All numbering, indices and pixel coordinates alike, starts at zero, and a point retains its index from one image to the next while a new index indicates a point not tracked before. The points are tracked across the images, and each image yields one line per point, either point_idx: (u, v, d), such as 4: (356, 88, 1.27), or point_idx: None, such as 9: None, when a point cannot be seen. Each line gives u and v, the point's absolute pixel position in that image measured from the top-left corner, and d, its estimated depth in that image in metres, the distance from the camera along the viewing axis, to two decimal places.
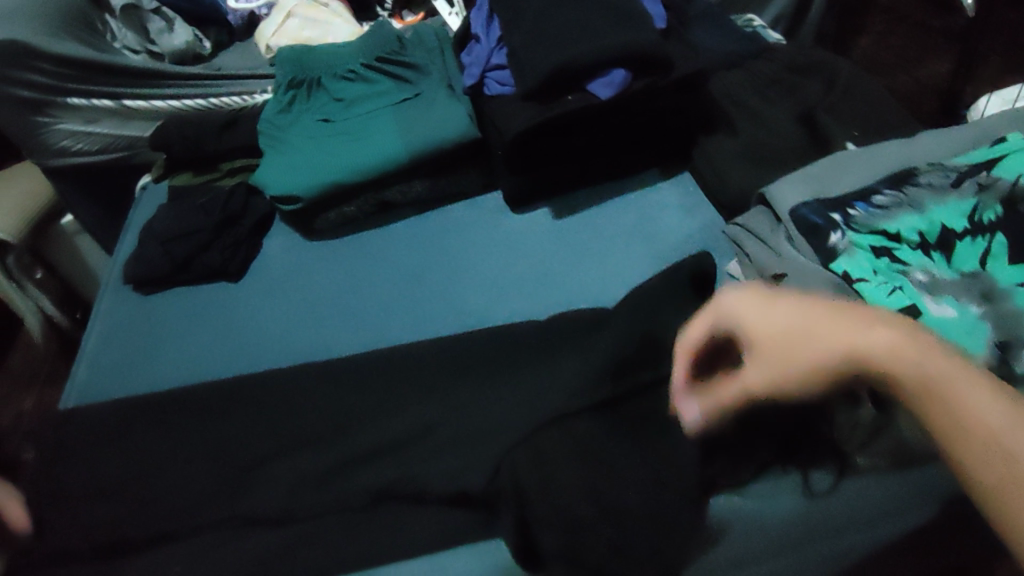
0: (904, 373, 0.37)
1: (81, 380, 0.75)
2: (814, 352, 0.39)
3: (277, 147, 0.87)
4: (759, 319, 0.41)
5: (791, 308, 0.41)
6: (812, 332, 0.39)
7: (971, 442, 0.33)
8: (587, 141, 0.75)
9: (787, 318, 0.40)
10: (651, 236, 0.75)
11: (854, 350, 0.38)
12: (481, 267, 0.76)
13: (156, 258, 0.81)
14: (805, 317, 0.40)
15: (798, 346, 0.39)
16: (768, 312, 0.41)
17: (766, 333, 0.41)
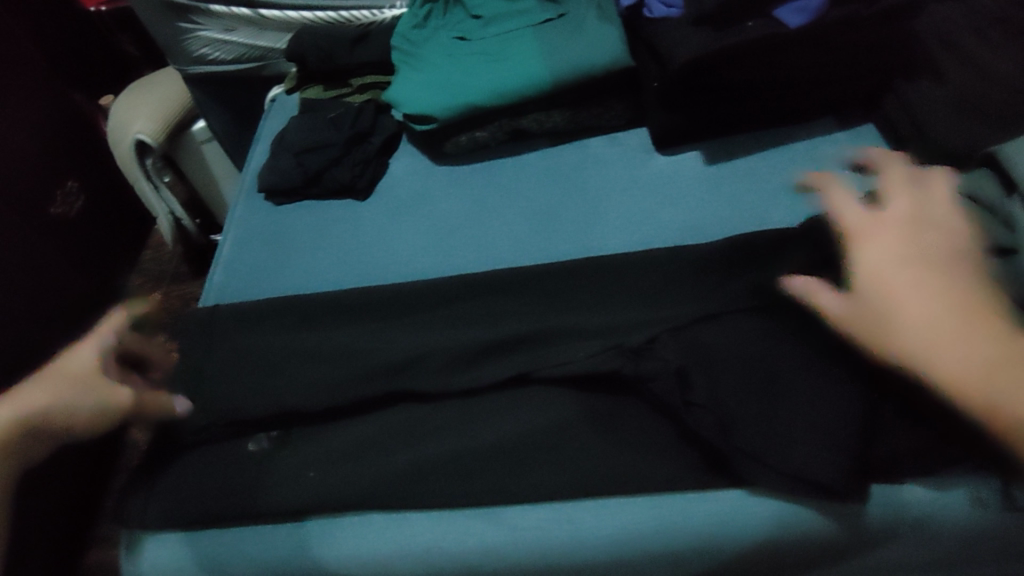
0: (983, 369, 0.42)
1: (219, 281, 0.77)
2: (965, 358, 0.43)
3: (411, 64, 0.82)
4: (896, 295, 0.46)
5: (918, 284, 0.46)
6: (920, 326, 0.44)
7: None
8: (759, 77, 0.66)
9: (920, 303, 0.45)
10: (819, 191, 0.66)
11: (954, 340, 0.43)
12: (621, 209, 0.70)
13: (288, 168, 0.81)
14: (975, 345, 0.43)
15: (955, 344, 0.43)
16: (941, 335, 0.44)
17: (904, 292, 0.46)
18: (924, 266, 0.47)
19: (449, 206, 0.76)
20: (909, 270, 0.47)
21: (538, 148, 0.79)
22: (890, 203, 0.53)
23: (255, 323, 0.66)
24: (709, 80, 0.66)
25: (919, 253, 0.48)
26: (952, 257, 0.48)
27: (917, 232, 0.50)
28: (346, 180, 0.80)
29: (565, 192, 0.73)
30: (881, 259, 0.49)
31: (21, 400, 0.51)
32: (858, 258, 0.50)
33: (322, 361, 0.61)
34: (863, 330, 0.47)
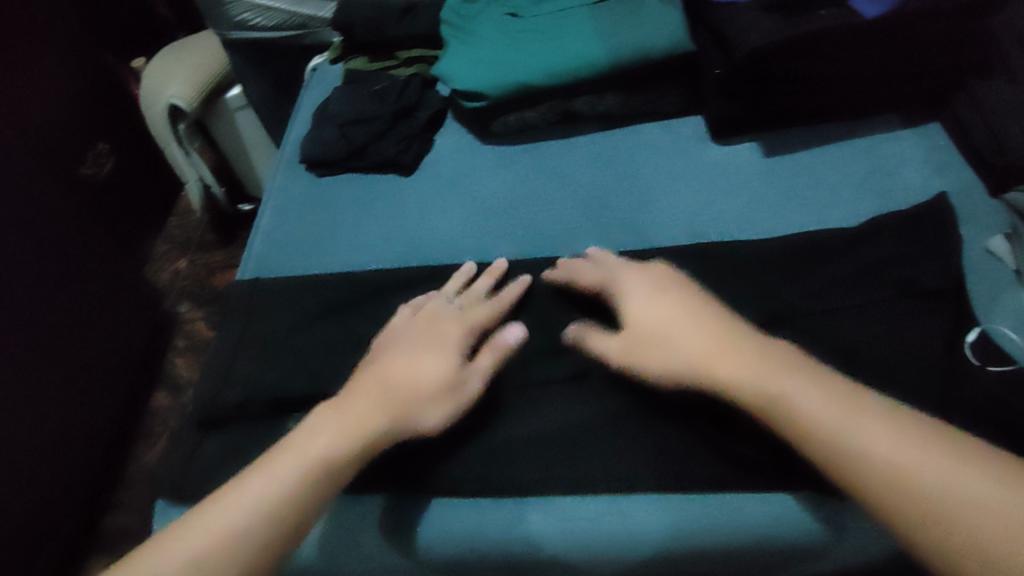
0: (839, 424, 0.40)
1: (261, 250, 0.77)
2: (786, 388, 0.43)
3: (461, 39, 0.81)
4: (711, 343, 0.47)
5: (714, 338, 0.47)
6: (736, 368, 0.45)
7: (898, 478, 0.38)
8: (827, 69, 0.64)
9: (762, 362, 0.45)
10: (883, 189, 0.64)
11: (762, 373, 0.44)
12: (673, 198, 0.68)
13: (332, 140, 0.81)
14: (797, 378, 0.43)
15: (775, 376, 0.44)
16: (745, 369, 0.45)
17: (678, 337, 0.48)
18: (694, 327, 0.48)
19: (494, 188, 0.75)
20: (679, 323, 0.49)
21: (587, 131, 0.77)
22: (660, 278, 0.54)
23: (294, 300, 0.66)
24: (776, 70, 0.64)
25: (687, 311, 0.50)
26: (717, 322, 0.48)
27: (699, 302, 0.51)
28: (390, 155, 0.79)
29: (615, 178, 0.71)
30: (672, 351, 0.48)
31: (355, 424, 0.47)
32: (634, 329, 0.51)
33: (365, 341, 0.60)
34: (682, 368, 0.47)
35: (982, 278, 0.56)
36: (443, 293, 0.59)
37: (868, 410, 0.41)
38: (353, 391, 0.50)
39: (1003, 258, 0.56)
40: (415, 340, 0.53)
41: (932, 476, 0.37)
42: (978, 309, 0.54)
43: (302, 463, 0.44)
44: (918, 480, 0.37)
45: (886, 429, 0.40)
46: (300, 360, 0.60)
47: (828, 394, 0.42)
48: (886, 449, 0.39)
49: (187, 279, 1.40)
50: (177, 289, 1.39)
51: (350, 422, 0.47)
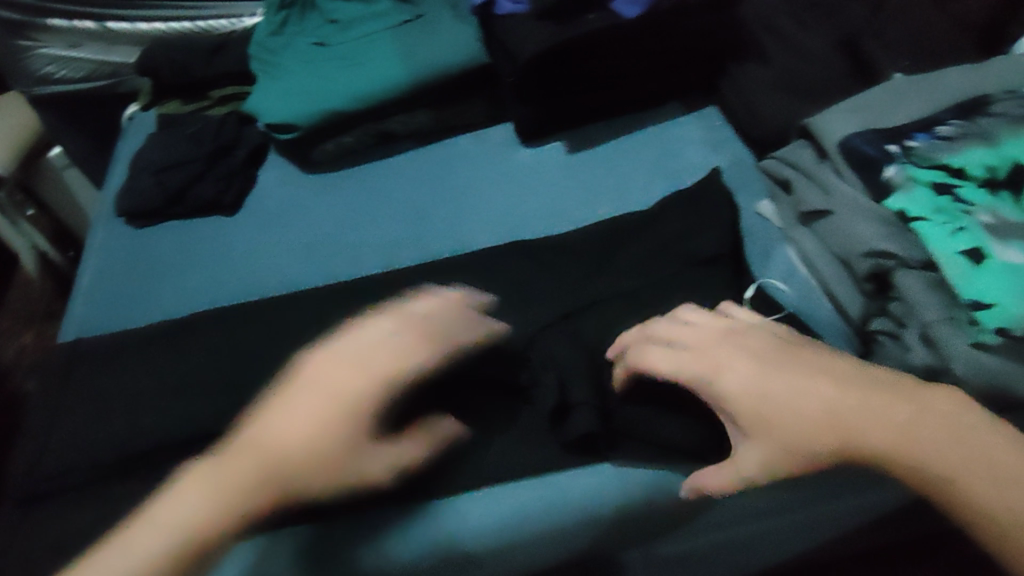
0: (904, 438, 0.40)
1: (81, 314, 0.72)
2: (857, 405, 0.42)
3: (269, 72, 0.80)
4: (797, 389, 0.44)
5: (797, 383, 0.44)
6: (804, 398, 0.43)
7: (965, 485, 0.38)
8: (606, 67, 0.69)
9: (838, 395, 0.43)
10: (672, 169, 0.70)
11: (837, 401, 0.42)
12: (491, 201, 0.71)
13: (148, 188, 0.77)
14: (861, 392, 0.43)
15: (839, 393, 0.43)
16: (814, 393, 0.43)
17: (764, 392, 0.44)
18: (773, 382, 0.44)
19: (321, 215, 0.74)
20: (754, 374, 0.45)
21: (408, 149, 0.79)
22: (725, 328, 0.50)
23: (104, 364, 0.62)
24: (562, 72, 0.69)
25: (761, 358, 0.46)
26: (799, 360, 0.46)
27: (769, 345, 0.48)
28: (212, 196, 0.77)
29: (437, 190, 0.73)
30: (744, 392, 0.45)
31: None
32: (722, 387, 0.46)
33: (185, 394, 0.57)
34: (769, 445, 0.43)
35: (756, 237, 0.62)
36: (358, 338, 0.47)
37: (924, 414, 0.41)
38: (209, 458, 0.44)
39: (770, 219, 0.63)
40: (308, 400, 0.43)
41: (981, 473, 0.38)
42: (753, 264, 0.61)
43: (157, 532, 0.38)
44: (963, 490, 0.38)
45: (939, 432, 0.40)
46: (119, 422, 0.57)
47: (886, 407, 0.41)
48: (937, 453, 0.39)
49: (30, 356, 1.26)
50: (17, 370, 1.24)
51: (208, 483, 0.40)
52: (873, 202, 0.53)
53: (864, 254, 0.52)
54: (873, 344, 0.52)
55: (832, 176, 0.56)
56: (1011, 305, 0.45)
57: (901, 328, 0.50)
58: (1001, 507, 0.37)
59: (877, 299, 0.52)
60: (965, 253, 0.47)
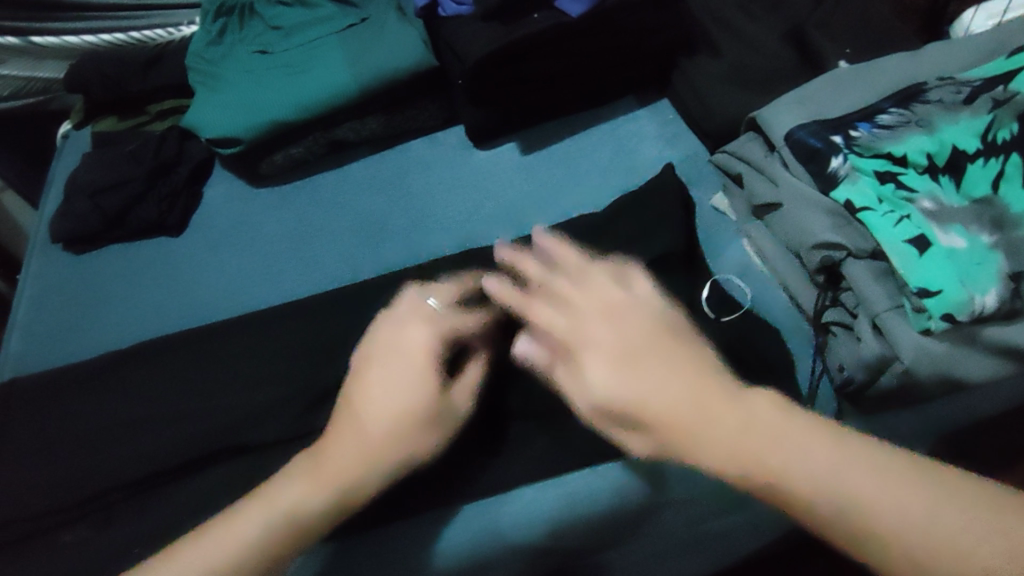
0: (765, 452, 0.35)
1: (15, 351, 0.68)
2: (705, 408, 0.37)
3: (209, 84, 0.77)
4: (688, 400, 0.37)
5: (645, 365, 0.38)
6: (644, 388, 0.38)
7: (830, 504, 0.33)
8: (557, 65, 0.68)
9: (738, 419, 0.36)
10: (628, 167, 0.69)
11: (676, 391, 0.37)
12: (446, 207, 0.70)
13: (85, 213, 0.73)
14: (703, 398, 0.37)
15: (677, 389, 0.37)
16: (647, 384, 0.38)
17: (660, 399, 0.37)
18: (664, 385, 0.38)
19: (271, 232, 0.72)
20: (642, 374, 0.38)
21: (360, 157, 0.77)
22: (579, 300, 0.43)
23: (41, 407, 0.58)
24: (513, 73, 0.67)
25: (664, 352, 0.39)
26: (689, 368, 0.39)
27: (637, 331, 0.40)
28: (155, 216, 0.74)
29: (390, 199, 0.71)
30: (585, 355, 0.40)
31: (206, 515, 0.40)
32: (568, 343, 0.41)
33: (135, 431, 0.55)
34: (604, 412, 0.39)
35: (712, 233, 0.62)
36: (432, 329, 0.44)
37: (787, 432, 0.35)
38: (335, 431, 0.42)
39: (725, 213, 0.63)
40: (386, 379, 0.43)
41: (839, 486, 0.33)
42: (710, 260, 0.61)
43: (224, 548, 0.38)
44: (835, 503, 0.33)
45: (800, 447, 0.35)
46: (68, 463, 0.54)
47: (740, 419, 0.36)
48: (805, 471, 0.34)
49: None
50: None
51: (268, 503, 0.40)
52: (820, 193, 0.54)
53: (813, 247, 0.53)
54: (828, 335, 0.53)
55: (779, 167, 0.57)
56: (955, 290, 0.46)
57: (853, 318, 0.52)
58: (877, 523, 0.32)
59: (829, 290, 0.53)
60: (910, 241, 0.48)
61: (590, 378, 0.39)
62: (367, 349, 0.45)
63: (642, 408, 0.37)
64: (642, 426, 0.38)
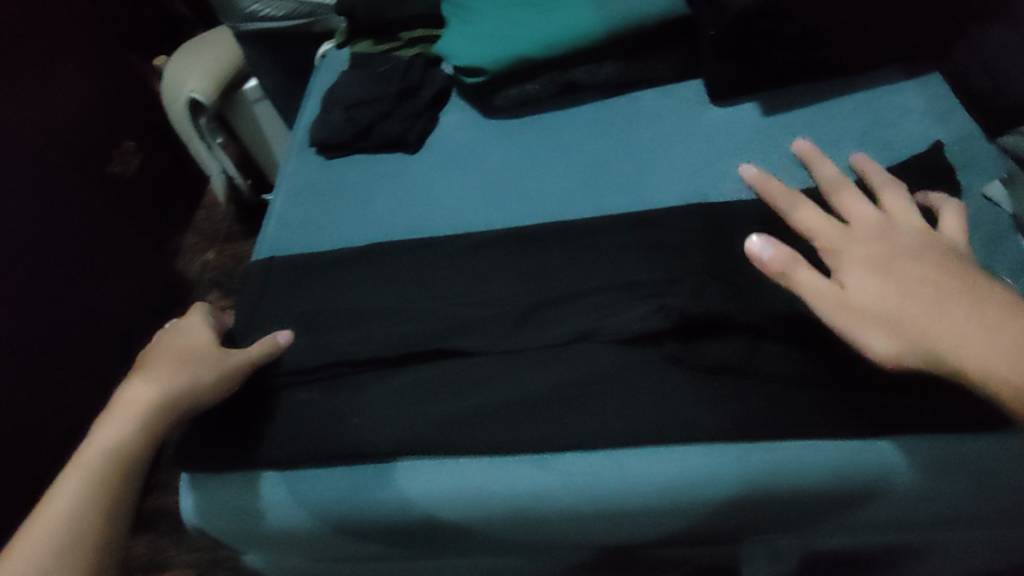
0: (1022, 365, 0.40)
1: (276, 233, 0.79)
2: (958, 301, 0.43)
3: (459, 15, 0.82)
4: (958, 329, 0.42)
5: (900, 251, 0.47)
6: (897, 274, 0.46)
7: None
8: (821, 23, 0.64)
9: (996, 318, 0.42)
10: (884, 141, 0.64)
11: (928, 278, 0.45)
12: (671, 160, 0.69)
13: (340, 121, 0.83)
14: (961, 289, 0.44)
15: (939, 284, 0.45)
16: (894, 265, 0.47)
17: (932, 329, 0.43)
18: (918, 282, 0.45)
19: (497, 161, 0.76)
20: (918, 303, 0.44)
21: (588, 101, 0.79)
22: (874, 221, 0.50)
23: (297, 286, 0.69)
24: (772, 27, 0.64)
25: (921, 259, 0.46)
26: (969, 306, 0.43)
27: (904, 231, 0.49)
28: (395, 132, 0.81)
29: (615, 145, 0.73)
30: (862, 278, 0.47)
31: (129, 405, 0.52)
32: (846, 267, 0.48)
33: (373, 318, 0.63)
34: (866, 311, 0.45)
35: (982, 225, 0.56)
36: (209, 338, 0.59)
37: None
38: (162, 363, 0.55)
39: (1003, 205, 0.56)
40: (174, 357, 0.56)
41: None
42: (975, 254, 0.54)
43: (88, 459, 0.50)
44: None
45: None
46: (318, 334, 0.63)
47: (993, 320, 0.42)
48: None
49: (215, 270, 1.44)
50: (206, 277, 1.43)
51: (125, 408, 0.52)
52: None
53: None
54: None
55: None
56: None
57: None
58: None
59: None
60: None
61: (867, 300, 0.46)
62: (163, 345, 0.57)
63: (911, 337, 0.43)
64: (908, 349, 0.43)
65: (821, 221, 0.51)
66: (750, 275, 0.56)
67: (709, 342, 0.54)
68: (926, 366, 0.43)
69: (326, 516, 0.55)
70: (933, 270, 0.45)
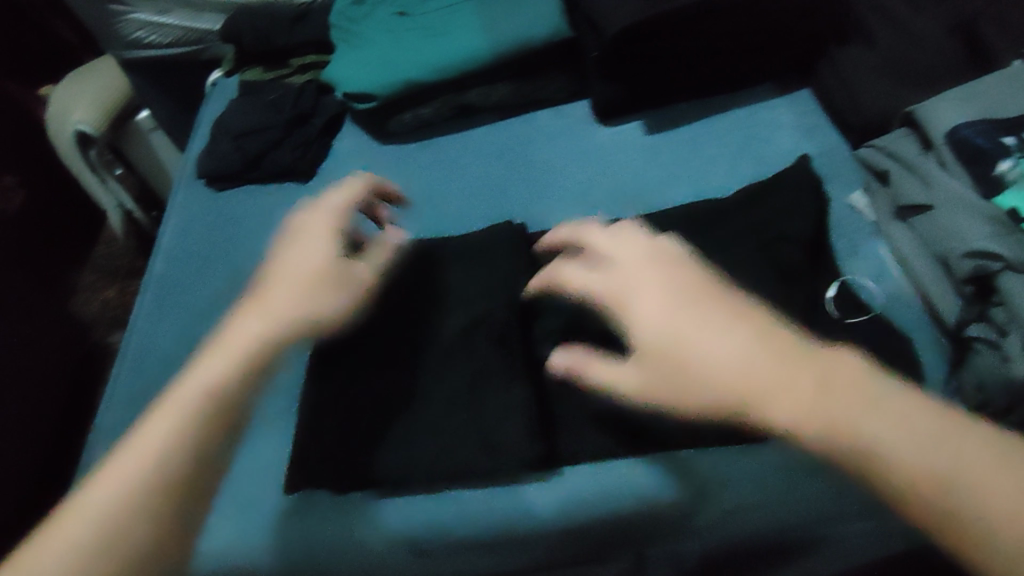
0: (842, 411, 0.35)
1: (161, 270, 0.75)
2: (754, 343, 0.37)
3: (350, 41, 0.80)
4: (781, 381, 0.36)
5: (661, 281, 0.41)
6: (674, 316, 0.39)
7: (874, 465, 0.34)
8: (697, 44, 0.67)
9: (795, 358, 0.37)
10: (757, 156, 0.67)
11: (732, 324, 0.38)
12: (565, 180, 0.70)
13: (229, 152, 0.79)
14: (755, 331, 0.38)
15: (730, 327, 0.38)
16: (684, 307, 0.39)
17: (705, 371, 0.37)
18: (720, 326, 0.38)
19: (394, 186, 0.75)
20: (728, 342, 0.37)
21: (483, 122, 0.79)
22: (651, 251, 0.43)
23: None
24: (651, 49, 0.66)
25: (706, 297, 0.40)
26: (713, 331, 0.38)
27: (679, 268, 0.42)
28: (287, 160, 0.79)
29: (509, 165, 0.73)
30: (647, 321, 0.40)
31: (237, 343, 0.45)
32: (629, 317, 0.41)
33: None
34: (668, 372, 0.39)
35: (845, 233, 0.59)
36: (336, 213, 0.57)
37: (844, 367, 0.37)
38: (271, 290, 0.49)
39: (863, 213, 0.59)
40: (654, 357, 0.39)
41: (889, 449, 0.34)
42: (839, 261, 0.58)
43: (177, 408, 0.42)
44: (886, 466, 0.34)
45: (856, 394, 0.36)
46: None
47: (805, 365, 0.36)
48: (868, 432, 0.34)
49: (116, 309, 1.35)
50: (106, 319, 1.34)
51: (227, 348, 0.45)
52: (980, 198, 0.49)
53: (963, 255, 0.48)
54: (970, 351, 0.48)
55: (935, 167, 0.52)
56: None
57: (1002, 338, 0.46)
58: (929, 492, 0.33)
59: (978, 304, 0.48)
60: None
61: (653, 344, 0.39)
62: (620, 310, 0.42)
63: (745, 383, 0.36)
64: (721, 393, 0.37)
65: (605, 257, 0.44)
66: None
67: None
68: (762, 415, 0.36)
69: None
70: (744, 305, 0.40)
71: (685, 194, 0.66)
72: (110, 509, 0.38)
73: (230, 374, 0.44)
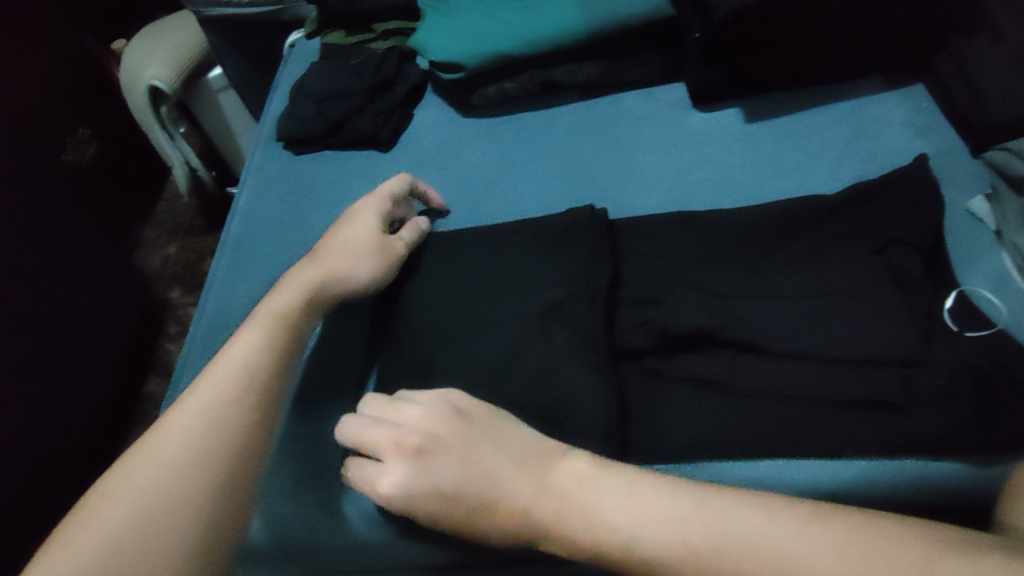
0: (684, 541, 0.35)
1: (240, 231, 0.75)
2: (581, 487, 0.39)
3: (438, 10, 0.78)
4: (606, 514, 0.38)
5: (467, 448, 0.41)
6: (491, 475, 0.40)
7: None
8: (809, 32, 0.63)
9: (609, 491, 0.39)
10: (865, 154, 0.63)
11: (513, 483, 0.40)
12: (654, 166, 0.68)
13: (310, 117, 0.79)
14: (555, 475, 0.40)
15: (533, 475, 0.40)
16: (489, 462, 0.40)
17: (513, 509, 0.39)
18: (530, 477, 0.40)
19: (474, 161, 0.74)
20: (544, 495, 0.39)
21: (568, 101, 0.76)
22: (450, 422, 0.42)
23: None
24: (759, 33, 0.63)
25: (493, 442, 0.41)
26: (496, 455, 0.41)
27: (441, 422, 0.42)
28: (367, 128, 0.78)
29: (594, 146, 0.71)
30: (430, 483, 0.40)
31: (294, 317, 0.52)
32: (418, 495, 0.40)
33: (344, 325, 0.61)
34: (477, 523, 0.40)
35: (963, 238, 0.56)
36: (371, 227, 0.59)
37: (691, 502, 0.37)
38: (323, 253, 0.57)
39: (984, 222, 0.56)
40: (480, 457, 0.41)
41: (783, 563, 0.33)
42: (955, 266, 0.55)
43: (219, 367, 0.47)
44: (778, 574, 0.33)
45: (721, 524, 0.35)
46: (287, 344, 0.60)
47: (636, 507, 0.37)
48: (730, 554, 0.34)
49: (177, 264, 1.38)
50: (167, 274, 1.37)
51: (269, 312, 0.51)
52: None
53: None
54: None
55: None
56: None
57: None
58: None
59: None
60: None
61: (436, 490, 0.40)
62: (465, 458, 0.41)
63: (534, 517, 0.39)
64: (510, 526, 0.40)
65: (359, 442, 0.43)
66: (740, 281, 0.55)
67: (696, 353, 0.52)
68: (568, 548, 0.39)
69: (283, 541, 0.51)
70: (512, 436, 0.42)
71: (782, 189, 0.63)
72: (160, 479, 0.40)
73: (262, 343, 0.48)
